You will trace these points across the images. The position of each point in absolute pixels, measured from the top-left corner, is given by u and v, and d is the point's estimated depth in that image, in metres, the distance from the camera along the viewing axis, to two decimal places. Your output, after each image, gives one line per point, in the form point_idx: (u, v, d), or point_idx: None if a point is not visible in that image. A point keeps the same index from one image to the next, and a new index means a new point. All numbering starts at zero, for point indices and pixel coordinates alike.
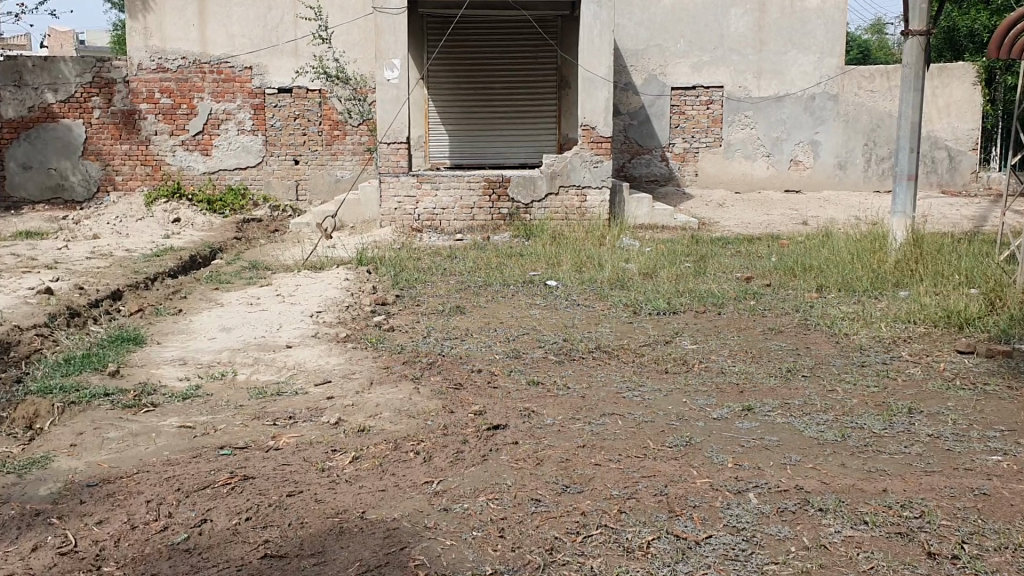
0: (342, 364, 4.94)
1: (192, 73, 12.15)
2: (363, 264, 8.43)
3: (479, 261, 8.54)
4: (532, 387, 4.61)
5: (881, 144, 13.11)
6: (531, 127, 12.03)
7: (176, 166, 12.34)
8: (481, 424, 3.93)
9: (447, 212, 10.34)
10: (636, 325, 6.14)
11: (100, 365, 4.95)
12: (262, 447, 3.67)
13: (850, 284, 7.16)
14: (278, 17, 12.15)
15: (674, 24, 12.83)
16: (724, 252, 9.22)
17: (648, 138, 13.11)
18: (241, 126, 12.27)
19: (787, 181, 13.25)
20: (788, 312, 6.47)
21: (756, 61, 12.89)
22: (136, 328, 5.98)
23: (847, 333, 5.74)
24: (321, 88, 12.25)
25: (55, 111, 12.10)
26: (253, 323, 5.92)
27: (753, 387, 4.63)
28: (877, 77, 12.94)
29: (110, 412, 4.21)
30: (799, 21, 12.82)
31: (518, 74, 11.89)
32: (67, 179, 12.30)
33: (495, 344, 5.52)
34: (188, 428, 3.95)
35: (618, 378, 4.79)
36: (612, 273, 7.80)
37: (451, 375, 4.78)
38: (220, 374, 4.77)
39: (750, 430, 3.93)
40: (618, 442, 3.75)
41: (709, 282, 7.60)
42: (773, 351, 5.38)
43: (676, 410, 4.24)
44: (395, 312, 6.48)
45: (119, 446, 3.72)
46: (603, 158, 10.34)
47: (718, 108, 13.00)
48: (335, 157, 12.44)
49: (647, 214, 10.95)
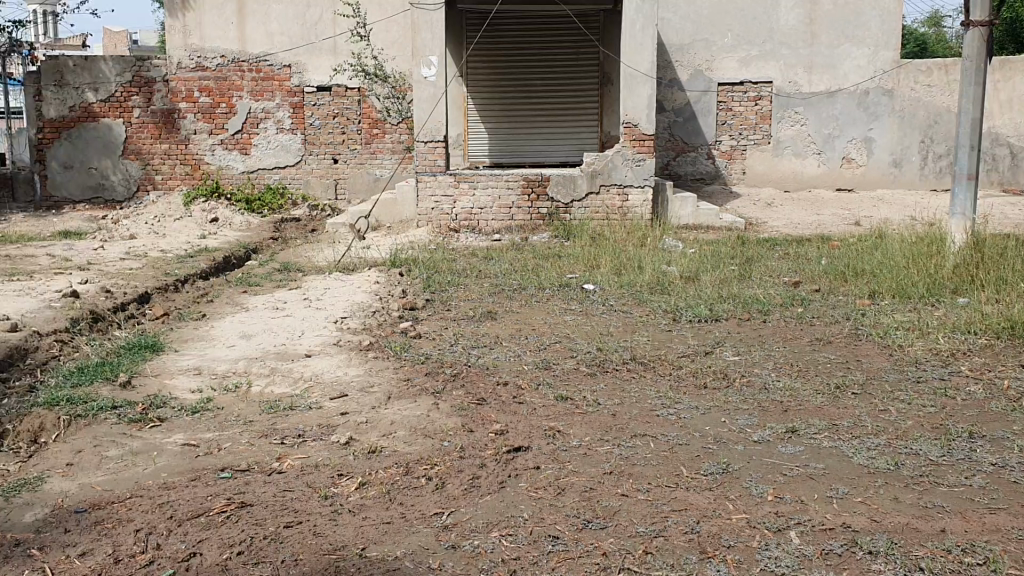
0: (361, 376, 4.70)
1: (231, 71, 12.05)
2: (396, 266, 8.20)
3: (515, 264, 8.26)
4: (561, 403, 4.32)
5: (939, 141, 12.58)
6: (572, 124, 11.73)
7: (215, 165, 12.25)
8: (501, 445, 3.66)
9: (485, 212, 10.09)
10: (674, 333, 5.82)
11: (113, 374, 4.76)
12: (264, 471, 3.45)
13: (905, 291, 6.76)
14: (316, 14, 11.98)
15: (721, 18, 12.44)
16: (771, 254, 8.84)
17: (693, 135, 12.72)
18: (280, 125, 12.14)
19: (839, 179, 12.78)
20: (838, 320, 6.10)
21: (807, 55, 12.44)
22: (158, 334, 5.80)
23: (902, 345, 5.36)
24: (360, 86, 12.05)
25: (95, 110, 12.07)
26: (275, 330, 5.71)
27: (799, 406, 4.29)
28: (934, 71, 12.40)
29: (114, 427, 4.00)
30: (853, 13, 12.34)
31: (559, 70, 11.60)
32: (108, 179, 12.28)
33: (525, 354, 5.25)
34: (192, 446, 3.74)
35: (654, 394, 4.49)
36: (653, 276, 7.47)
37: (475, 389, 4.51)
38: (234, 386, 4.56)
39: (793, 457, 3.61)
40: (648, 469, 3.45)
41: (755, 286, 7.25)
42: (821, 365, 5.03)
43: (713, 431, 3.92)
44: (423, 317, 6.23)
45: (116, 466, 3.51)
46: (646, 157, 10.00)
47: (766, 105, 12.58)
48: (374, 156, 12.24)
49: (691, 214, 10.60)
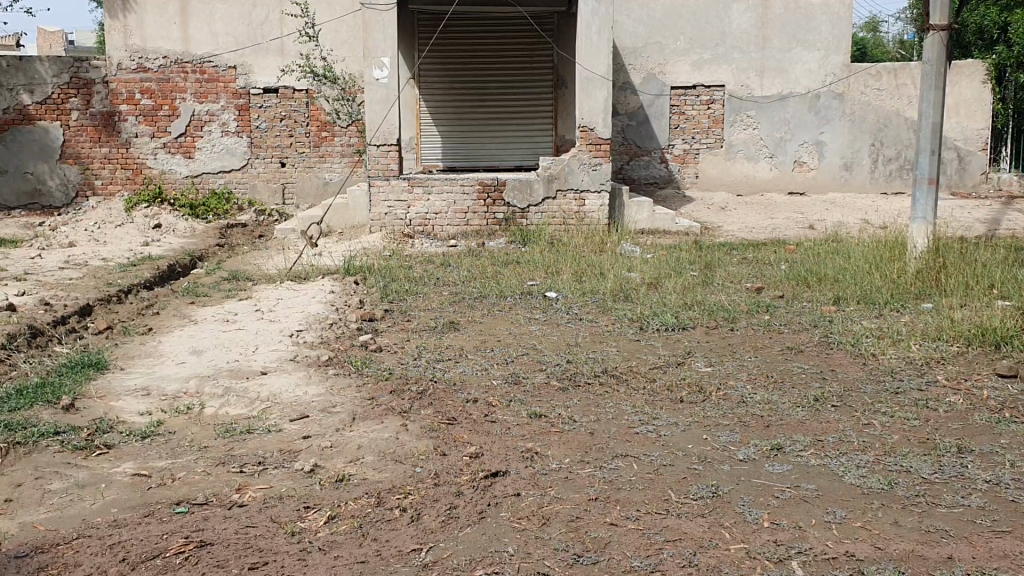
0: (322, 395, 4.44)
1: (174, 73, 11.65)
2: (350, 274, 7.92)
3: (474, 271, 8.04)
4: (535, 421, 4.13)
5: (889, 145, 12.66)
6: (527, 128, 11.56)
7: (158, 170, 11.83)
8: (477, 470, 3.46)
9: (440, 217, 9.85)
10: (643, 344, 5.65)
11: (55, 396, 4.44)
12: (224, 504, 3.20)
13: (870, 296, 6.66)
14: (263, 14, 11.64)
15: (673, 20, 12.37)
16: (730, 259, 8.74)
17: (646, 139, 12.63)
18: (225, 128, 11.77)
19: (791, 183, 12.79)
20: (807, 328, 5.98)
21: (758, 59, 12.43)
22: (101, 350, 5.47)
23: (874, 354, 5.26)
24: (308, 88, 11.74)
25: (31, 113, 11.56)
26: (226, 345, 5.42)
27: (780, 421, 4.15)
28: (883, 75, 12.48)
29: (56, 456, 3.70)
30: (804, 17, 12.36)
31: (513, 73, 11.42)
32: (45, 184, 11.78)
33: (491, 368, 5.04)
34: (143, 476, 3.46)
35: (630, 409, 4.31)
36: (616, 283, 7.31)
37: (444, 408, 4.29)
38: (186, 408, 4.28)
39: (782, 476, 3.47)
40: (635, 494, 3.28)
41: (719, 293, 7.12)
42: (797, 375, 4.91)
43: (696, 450, 3.76)
44: (383, 329, 5.99)
45: (61, 501, 3.23)
46: (602, 161, 9.86)
47: (720, 108, 12.54)
48: (322, 160, 11.93)
49: (648, 219, 10.49)
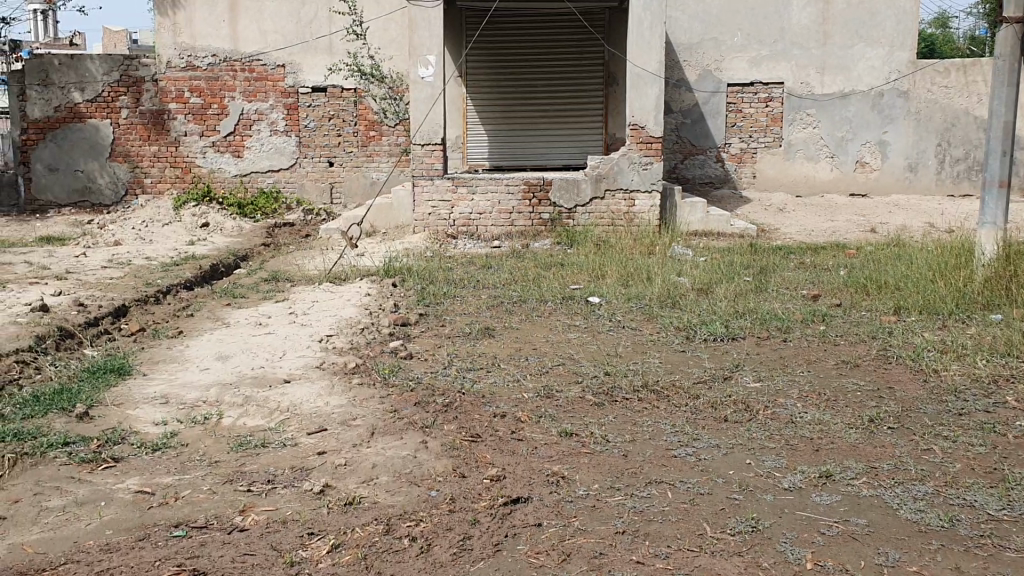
0: (344, 407, 4.23)
1: (223, 71, 11.60)
2: (390, 275, 7.74)
3: (515, 273, 7.81)
4: (566, 440, 3.87)
5: (956, 145, 12.14)
6: (576, 127, 11.29)
7: (207, 168, 11.80)
8: (497, 496, 3.22)
9: (484, 217, 9.63)
10: (688, 355, 5.35)
11: (71, 403, 4.30)
12: (225, 527, 3.01)
13: (933, 305, 6.27)
14: (312, 12, 11.55)
15: (730, 16, 11.97)
16: (786, 263, 8.37)
17: (701, 137, 12.26)
18: (274, 127, 11.69)
19: (852, 184, 12.31)
20: (864, 339, 5.62)
21: (819, 55, 11.98)
22: (127, 354, 5.33)
23: (937, 369, 4.90)
24: (356, 87, 11.61)
25: (82, 111, 11.62)
26: (254, 350, 5.25)
27: (831, 444, 3.83)
28: (951, 72, 11.95)
29: (62, 469, 3.54)
30: (867, 12, 11.89)
31: (563, 71, 11.16)
32: (95, 182, 11.82)
33: (525, 379, 4.79)
34: (145, 495, 3.28)
35: (669, 429, 4.02)
36: (663, 289, 6.99)
37: (470, 423, 4.05)
38: (203, 418, 4.10)
39: (830, 509, 3.16)
40: (666, 527, 3.01)
41: (770, 300, 6.78)
42: (851, 393, 4.57)
43: (737, 477, 3.46)
44: (416, 334, 5.78)
45: (57, 522, 3.07)
46: (653, 160, 9.54)
47: (778, 106, 12.11)
48: (370, 159, 11.79)
49: (700, 220, 10.13)
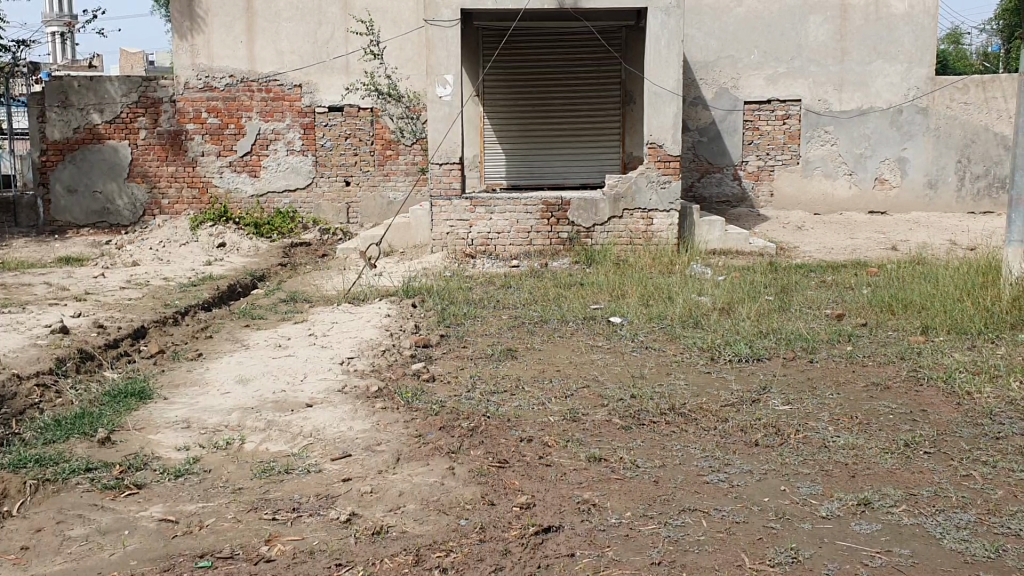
0: (367, 432, 4.16)
1: (240, 92, 11.61)
2: (409, 295, 7.69)
3: (535, 293, 7.74)
4: (595, 465, 3.79)
5: (977, 161, 12.06)
6: (593, 144, 11.26)
7: (224, 189, 11.79)
8: (528, 525, 3.16)
9: (502, 237, 9.57)
10: (715, 376, 5.27)
11: (91, 428, 4.25)
12: (251, 558, 2.95)
13: (961, 325, 6.16)
14: (328, 32, 11.60)
15: (747, 33, 11.90)
16: (807, 282, 8.28)
17: (719, 155, 12.17)
18: (290, 147, 11.69)
19: (872, 201, 12.21)
20: (893, 360, 5.52)
21: (838, 72, 11.91)
22: (146, 378, 5.27)
23: (969, 392, 4.80)
24: (373, 106, 11.63)
25: (101, 132, 11.63)
26: (275, 373, 5.20)
27: (867, 470, 3.74)
28: (971, 88, 11.88)
29: (84, 496, 3.48)
30: (886, 28, 11.84)
31: (580, 88, 11.14)
32: (113, 203, 11.82)
33: (549, 402, 4.71)
34: (169, 523, 3.22)
35: (700, 454, 3.95)
36: (685, 308, 6.91)
37: (496, 448, 3.98)
38: (225, 443, 4.05)
39: (872, 539, 3.08)
40: (702, 558, 2.95)
41: (795, 320, 6.68)
42: (884, 416, 4.48)
43: (773, 504, 3.38)
44: (438, 356, 5.72)
45: (80, 552, 3.02)
46: (672, 179, 9.49)
47: (795, 123, 12.03)
48: (387, 178, 11.81)
49: (720, 238, 10.04)
